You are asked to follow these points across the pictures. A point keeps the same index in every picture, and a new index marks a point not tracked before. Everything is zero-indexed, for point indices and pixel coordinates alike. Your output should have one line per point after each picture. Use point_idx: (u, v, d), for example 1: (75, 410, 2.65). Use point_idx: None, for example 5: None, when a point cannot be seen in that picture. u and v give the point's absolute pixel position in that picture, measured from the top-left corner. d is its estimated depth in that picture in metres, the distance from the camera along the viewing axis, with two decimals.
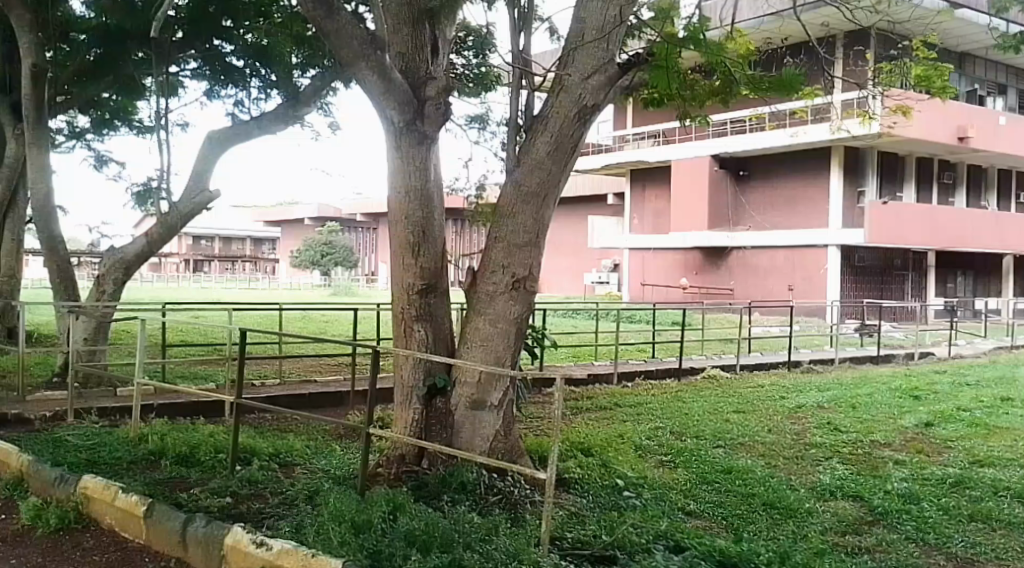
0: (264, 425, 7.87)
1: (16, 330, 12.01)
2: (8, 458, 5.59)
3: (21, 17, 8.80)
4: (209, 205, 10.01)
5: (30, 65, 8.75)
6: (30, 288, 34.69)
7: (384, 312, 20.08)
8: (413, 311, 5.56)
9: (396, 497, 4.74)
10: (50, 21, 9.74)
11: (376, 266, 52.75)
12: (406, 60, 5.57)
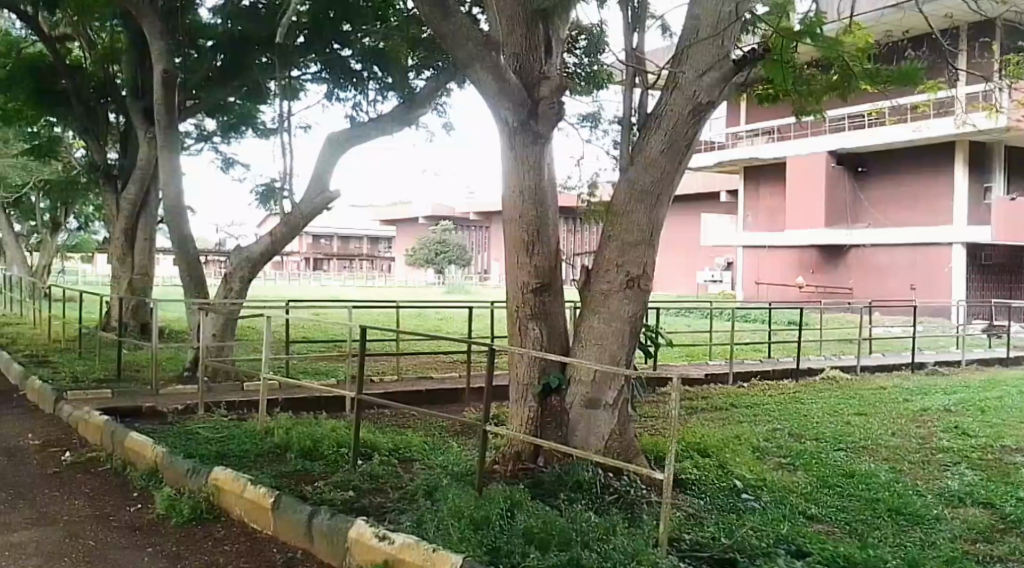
0: (383, 420, 8.08)
1: (149, 327, 12.71)
2: (144, 449, 5.93)
3: (153, 25, 9.32)
4: (329, 206, 10.34)
5: (162, 71, 9.25)
6: (164, 285, 36.96)
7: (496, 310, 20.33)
8: (527, 309, 5.57)
9: (513, 495, 4.76)
10: (180, 29, 10.30)
11: (488, 264, 53.49)
12: (521, 60, 5.58)
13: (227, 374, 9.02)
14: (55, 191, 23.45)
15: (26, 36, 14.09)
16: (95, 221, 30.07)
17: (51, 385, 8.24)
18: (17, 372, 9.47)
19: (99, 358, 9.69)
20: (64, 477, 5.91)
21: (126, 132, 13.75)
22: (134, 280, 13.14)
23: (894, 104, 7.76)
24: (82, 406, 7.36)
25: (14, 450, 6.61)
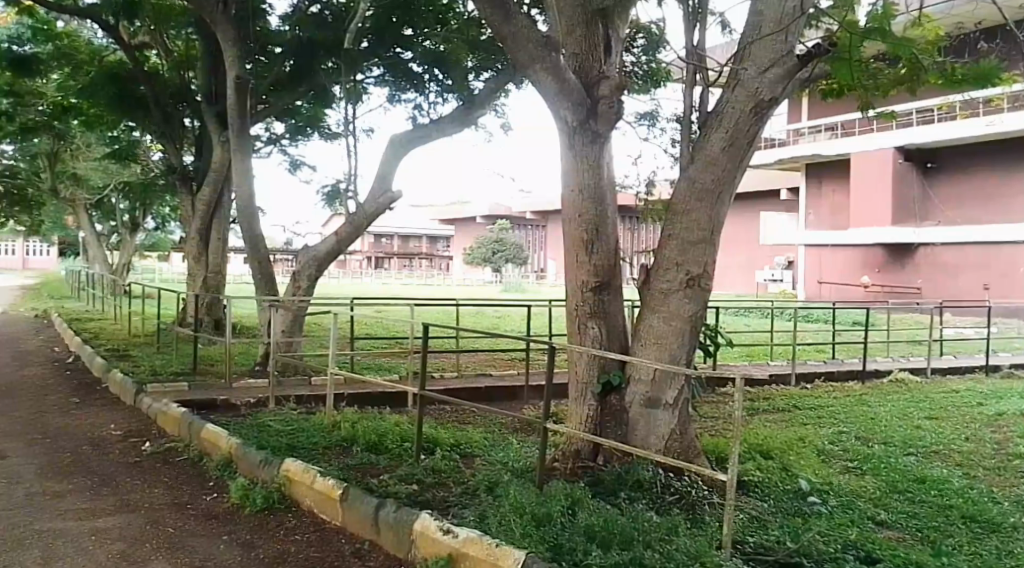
0: (444, 417, 8.24)
1: (222, 324, 13.12)
2: (219, 440, 6.17)
3: (226, 32, 9.63)
4: (392, 206, 10.53)
5: (235, 77, 9.55)
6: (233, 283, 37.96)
7: (556, 309, 20.41)
8: (587, 308, 5.62)
9: (574, 493, 4.82)
10: (252, 35, 10.62)
11: (545, 263, 53.55)
12: (580, 59, 5.62)
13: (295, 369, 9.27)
14: (132, 192, 24.32)
15: (107, 45, 14.67)
16: (170, 221, 31.03)
17: (131, 378, 8.61)
18: (99, 365, 9.90)
19: (175, 353, 10.05)
20: (144, 466, 6.18)
21: (200, 136, 14.22)
22: (208, 278, 13.56)
23: (964, 99, 7.61)
24: (161, 398, 7.68)
25: (98, 439, 6.93)
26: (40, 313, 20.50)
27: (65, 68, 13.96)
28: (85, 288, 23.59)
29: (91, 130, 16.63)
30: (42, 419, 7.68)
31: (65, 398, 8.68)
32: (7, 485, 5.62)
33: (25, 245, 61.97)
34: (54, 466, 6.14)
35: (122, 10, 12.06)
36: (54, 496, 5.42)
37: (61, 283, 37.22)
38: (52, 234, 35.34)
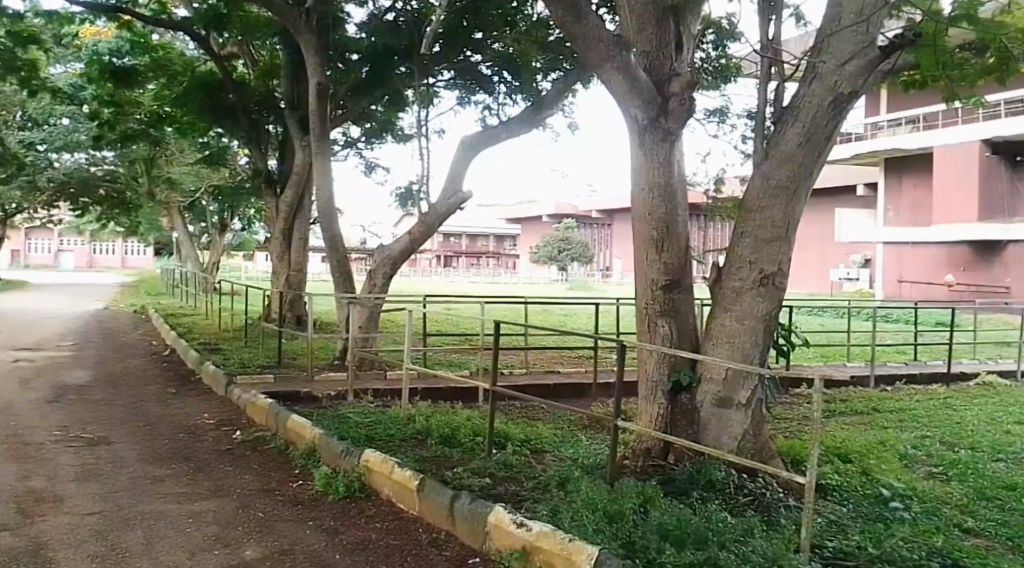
0: (514, 412, 8.39)
1: (303, 319, 13.54)
2: (303, 431, 6.42)
3: (309, 41, 9.92)
4: (463, 206, 10.71)
5: (316, 84, 9.85)
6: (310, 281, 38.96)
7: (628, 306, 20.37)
8: (657, 306, 5.65)
9: (645, 491, 4.87)
10: (333, 44, 10.95)
11: (611, 261, 53.30)
12: (650, 58, 5.66)
13: (372, 364, 9.53)
14: (221, 195, 25.22)
15: (198, 56, 15.27)
16: (254, 223, 31.97)
17: (223, 369, 9.00)
18: (192, 358, 10.36)
19: (262, 348, 10.44)
20: (235, 453, 6.48)
21: (284, 141, 14.67)
22: (290, 276, 14.03)
23: None
24: (250, 390, 8.01)
25: (193, 427, 7.29)
26: (137, 309, 21.47)
27: (162, 79, 14.59)
28: (177, 287, 24.64)
29: (184, 137, 17.36)
30: (143, 407, 8.09)
31: (162, 388, 9.13)
32: (113, 468, 5.97)
33: (124, 245, 64.44)
34: (155, 452, 6.49)
35: (214, 22, 12.77)
36: (155, 480, 5.73)
37: (152, 280, 38.81)
38: (147, 235, 36.94)
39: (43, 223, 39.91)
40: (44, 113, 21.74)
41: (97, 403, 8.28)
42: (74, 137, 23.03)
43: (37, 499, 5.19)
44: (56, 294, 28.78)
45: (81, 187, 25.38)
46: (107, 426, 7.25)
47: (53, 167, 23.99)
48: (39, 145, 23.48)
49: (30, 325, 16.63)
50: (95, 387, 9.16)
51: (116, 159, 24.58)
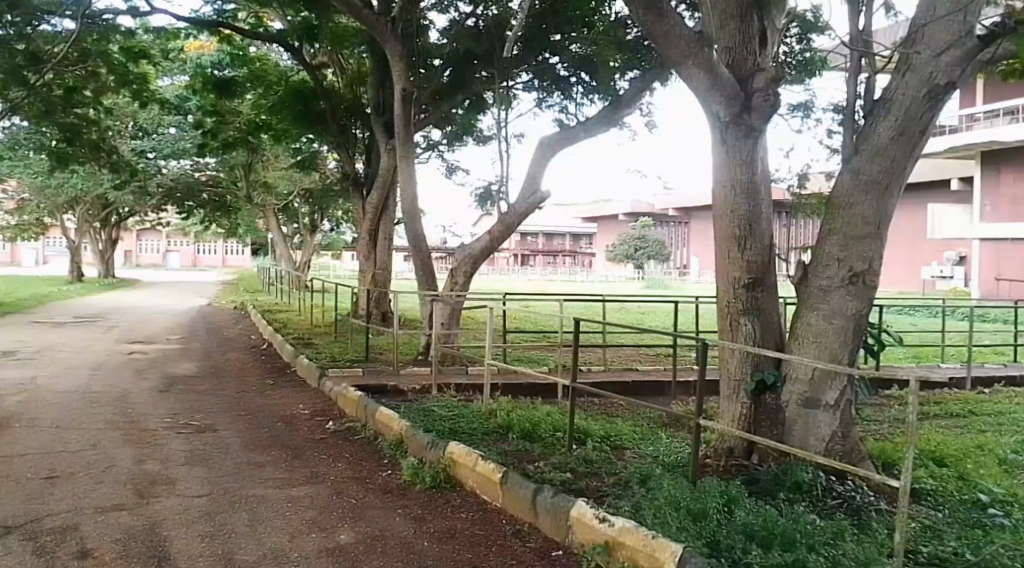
0: (595, 409, 8.42)
1: (389, 316, 13.85)
2: (393, 423, 6.59)
3: (394, 49, 10.12)
4: (541, 205, 10.75)
5: (401, 89, 10.05)
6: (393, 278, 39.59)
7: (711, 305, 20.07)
8: (739, 304, 5.54)
9: (729, 491, 4.80)
10: (416, 50, 11.19)
11: (689, 259, 52.47)
12: (734, 53, 5.54)
13: (454, 359, 9.67)
14: (312, 198, 25.95)
15: (292, 66, 15.76)
16: (341, 222, 32.71)
17: (315, 362, 9.29)
18: (288, 351, 10.72)
19: (351, 343, 10.72)
20: (327, 442, 6.68)
21: (370, 145, 14.96)
22: (377, 274, 14.36)
23: None
24: (341, 383, 8.25)
25: (289, 417, 7.55)
26: (235, 305, 22.28)
27: (259, 89, 15.18)
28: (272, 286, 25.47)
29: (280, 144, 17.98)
30: (245, 397, 8.42)
31: (261, 379, 9.49)
32: (219, 454, 6.24)
33: (225, 245, 66.57)
34: (256, 439, 6.75)
35: (305, 33, 13.10)
36: (255, 465, 5.96)
37: (246, 279, 40.12)
38: (244, 236, 38.25)
39: (152, 224, 41.60)
40: (153, 122, 22.75)
41: (204, 392, 8.66)
42: (182, 144, 23.74)
43: (151, 481, 5.47)
44: (160, 291, 30.09)
45: (187, 191, 27.22)
46: (213, 414, 7.58)
47: (162, 174, 25.43)
48: (148, 152, 23.73)
49: (140, 319, 17.47)
50: (202, 378, 9.58)
51: (217, 165, 25.55)
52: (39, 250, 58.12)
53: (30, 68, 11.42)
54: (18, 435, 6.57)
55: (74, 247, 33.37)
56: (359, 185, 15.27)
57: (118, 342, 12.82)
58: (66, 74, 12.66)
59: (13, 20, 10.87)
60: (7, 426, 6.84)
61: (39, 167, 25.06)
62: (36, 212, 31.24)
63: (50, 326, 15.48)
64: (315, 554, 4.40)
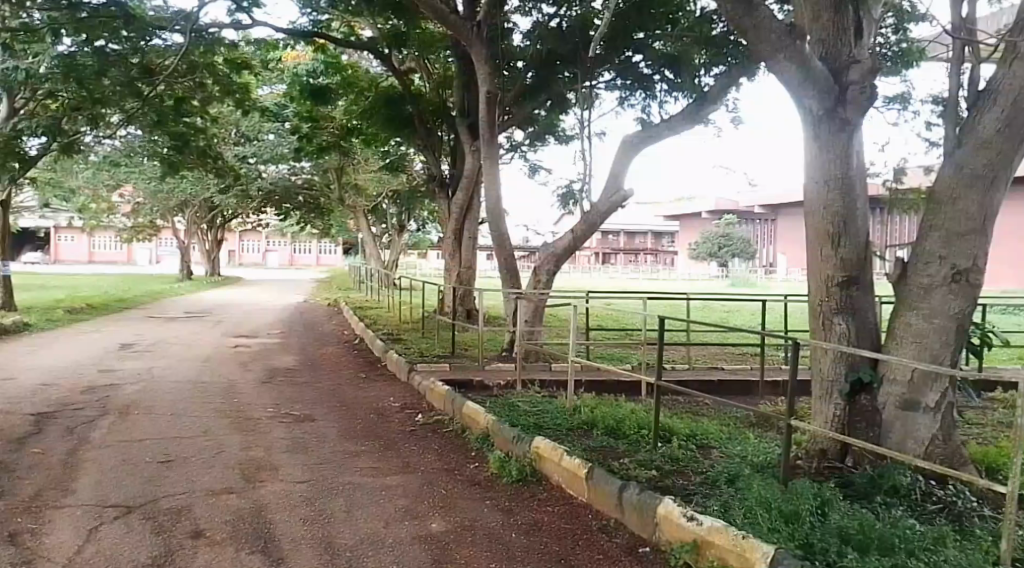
0: (680, 407, 8.37)
1: (474, 313, 14.03)
2: (479, 417, 6.70)
3: (479, 52, 10.19)
4: (624, 203, 10.67)
5: (486, 91, 10.13)
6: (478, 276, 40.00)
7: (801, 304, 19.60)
8: (833, 303, 5.37)
9: (823, 493, 4.66)
10: (500, 53, 11.28)
11: (775, 258, 51.30)
12: (827, 45, 5.38)
13: (537, 355, 9.73)
14: (400, 198, 26.45)
15: (383, 72, 16.08)
16: (427, 221, 33.21)
17: (404, 357, 9.50)
18: (379, 346, 10.98)
19: (438, 338, 10.90)
20: (416, 434, 6.82)
21: (455, 147, 15.15)
22: (462, 272, 14.57)
23: None
24: (429, 377, 8.41)
25: (380, 409, 7.73)
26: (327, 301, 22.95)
27: (351, 95, 15.58)
28: (362, 283, 26.09)
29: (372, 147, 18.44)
30: (340, 389, 8.66)
31: (354, 372, 9.76)
32: (315, 442, 6.44)
33: (319, 245, 68.27)
34: (350, 430, 6.95)
35: (394, 40, 13.33)
36: (349, 455, 6.13)
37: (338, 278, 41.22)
38: (337, 236, 39.34)
39: (252, 225, 43.15)
40: (253, 130, 23.59)
41: (302, 384, 8.96)
42: (279, 150, 23.82)
43: (256, 467, 5.70)
44: (260, 289, 31.23)
45: (284, 194, 28.06)
46: (311, 405, 7.83)
47: (262, 178, 26.34)
48: (250, 158, 24.42)
49: (242, 314, 18.18)
50: (301, 370, 9.92)
51: (313, 169, 26.28)
52: (151, 250, 61.17)
53: (142, 79, 11.93)
54: (138, 421, 6.95)
55: (183, 247, 34.92)
56: (445, 186, 15.47)
57: (223, 336, 13.38)
58: (176, 85, 13.21)
59: (128, 36, 11.25)
60: (127, 413, 7.24)
61: (151, 172, 26.38)
62: (149, 215, 32.86)
63: (162, 320, 16.31)
64: (405, 542, 4.50)
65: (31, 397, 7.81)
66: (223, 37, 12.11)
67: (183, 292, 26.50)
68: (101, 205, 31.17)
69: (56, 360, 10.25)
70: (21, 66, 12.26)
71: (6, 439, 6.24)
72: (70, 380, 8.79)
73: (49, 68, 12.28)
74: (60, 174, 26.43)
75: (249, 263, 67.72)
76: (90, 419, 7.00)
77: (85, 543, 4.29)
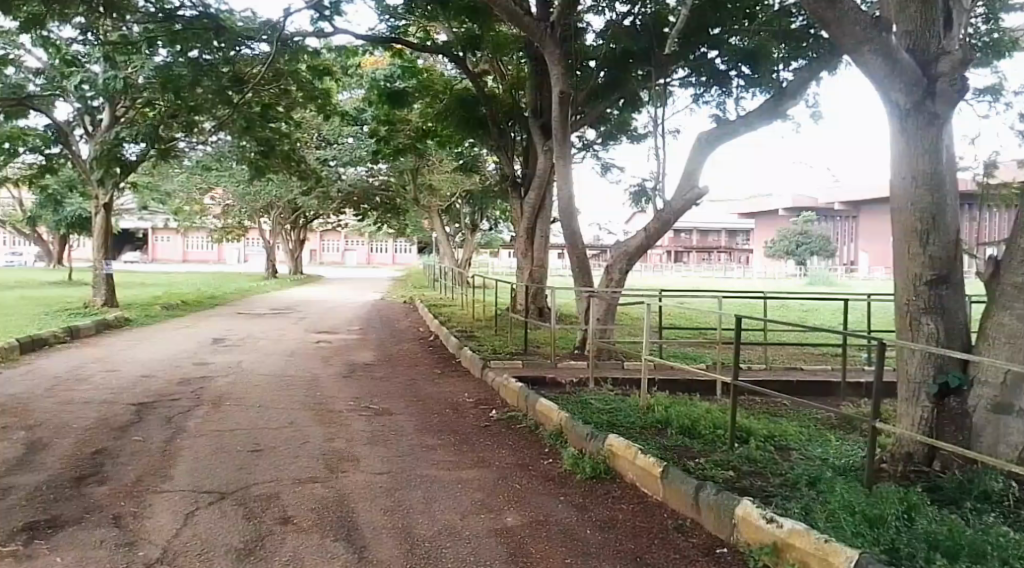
0: (756, 407, 8.29)
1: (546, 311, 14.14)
2: (553, 413, 6.78)
3: (553, 52, 10.24)
4: (699, 201, 10.58)
5: (560, 91, 10.18)
6: (552, 275, 40.12)
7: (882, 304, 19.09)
8: (920, 303, 5.22)
9: (909, 497, 4.57)
10: (573, 52, 11.33)
11: (856, 256, 49.96)
12: (915, 37, 5.25)
13: (610, 354, 9.76)
14: (474, 198, 26.75)
15: (458, 75, 16.32)
16: (501, 221, 33.48)
17: (478, 354, 9.65)
18: (453, 343, 11.17)
19: (511, 335, 11.03)
20: (492, 429, 6.93)
21: (528, 146, 15.26)
22: (534, 270, 14.70)
23: None
24: (503, 373, 8.53)
25: (456, 404, 7.88)
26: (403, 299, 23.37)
27: (426, 98, 15.86)
28: (437, 281, 26.46)
29: (447, 149, 18.71)
30: (417, 384, 8.86)
31: (430, 368, 9.96)
32: (394, 435, 6.62)
33: (396, 244, 69.61)
34: (427, 423, 7.11)
35: (469, 43, 13.48)
36: (427, 448, 6.28)
37: (414, 276, 41.93)
38: (414, 235, 40.01)
39: (332, 225, 44.22)
40: (333, 134, 24.20)
41: (381, 379, 9.20)
42: (358, 153, 24.29)
43: (339, 457, 5.90)
44: (339, 287, 32.04)
45: (362, 195, 28.68)
46: (389, 399, 8.03)
47: (342, 179, 26.93)
48: (331, 161, 25.05)
49: (323, 311, 18.69)
50: (380, 365, 10.17)
51: (389, 171, 26.81)
52: (240, 249, 63.33)
53: (234, 88, 12.34)
54: (229, 412, 7.25)
55: (269, 247, 36.02)
56: (517, 186, 15.56)
57: (307, 332, 13.81)
58: (263, 93, 13.68)
59: (219, 46, 11.62)
60: (219, 404, 7.57)
61: (238, 175, 27.32)
62: (237, 216, 34.04)
63: (250, 316, 16.90)
64: (484, 535, 4.60)
65: (132, 388, 8.24)
66: (307, 46, 12.46)
67: (269, 289, 27.39)
68: (194, 207, 32.43)
69: (153, 353, 10.75)
70: (116, 73, 13.09)
71: (111, 427, 6.60)
72: (167, 372, 9.21)
73: (147, 79, 12.86)
74: (156, 178, 27.60)
75: (329, 262, 69.20)
76: (186, 408, 7.34)
77: (183, 526, 4.54)
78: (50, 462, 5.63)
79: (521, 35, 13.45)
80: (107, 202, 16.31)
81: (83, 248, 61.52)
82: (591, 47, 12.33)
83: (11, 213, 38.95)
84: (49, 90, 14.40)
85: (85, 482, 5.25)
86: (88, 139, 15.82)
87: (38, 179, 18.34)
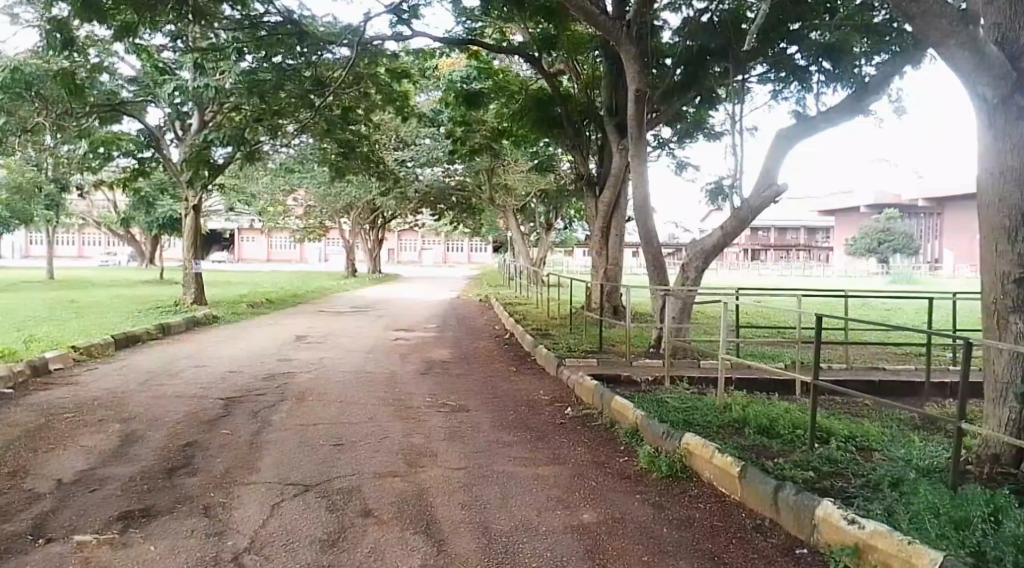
0: (834, 408, 8.15)
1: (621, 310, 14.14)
2: (629, 412, 6.81)
3: (628, 51, 10.22)
4: (777, 198, 10.41)
5: (635, 90, 10.16)
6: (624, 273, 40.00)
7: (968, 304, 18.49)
8: (1008, 302, 5.02)
9: (997, 499, 4.43)
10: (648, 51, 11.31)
11: (941, 253, 48.31)
12: (1004, 30, 5.10)
13: (685, 353, 9.71)
14: (549, 197, 26.87)
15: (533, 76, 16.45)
16: (574, 220, 33.55)
17: (554, 353, 9.73)
18: (528, 341, 11.30)
19: (586, 334, 11.08)
20: (567, 427, 7.01)
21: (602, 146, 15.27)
22: (608, 268, 14.72)
23: None
24: (579, 372, 8.59)
25: (531, 401, 7.97)
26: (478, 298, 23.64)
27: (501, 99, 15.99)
28: (511, 280, 26.65)
29: (522, 148, 18.86)
30: (493, 381, 8.99)
31: (506, 366, 10.09)
32: (471, 431, 6.75)
33: (471, 242, 70.35)
34: (503, 420, 7.22)
35: (544, 43, 13.58)
36: (503, 444, 6.39)
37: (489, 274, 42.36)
38: (489, 234, 40.38)
39: (409, 224, 45.00)
40: (411, 135, 24.63)
41: (458, 376, 9.37)
42: (435, 153, 24.67)
43: (418, 453, 6.06)
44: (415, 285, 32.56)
45: (439, 195, 29.08)
46: (466, 396, 8.18)
47: (420, 180, 27.38)
48: (408, 162, 25.50)
49: (401, 309, 19.07)
50: (457, 362, 10.36)
51: (465, 171, 27.16)
52: (321, 248, 64.88)
53: (315, 91, 12.72)
54: (312, 407, 7.51)
55: (348, 246, 36.86)
56: (592, 185, 15.55)
57: (385, 329, 14.14)
58: (343, 95, 14.05)
59: (303, 51, 11.94)
60: (303, 399, 7.84)
61: (319, 176, 28.02)
62: (318, 216, 34.95)
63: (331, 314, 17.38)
64: (561, 531, 4.68)
65: (220, 383, 8.59)
66: (385, 49, 12.77)
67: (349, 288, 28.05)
68: (277, 208, 33.40)
69: (240, 349, 11.18)
70: (211, 82, 13.56)
71: (201, 421, 6.92)
72: (253, 368, 9.57)
73: (234, 85, 13.35)
74: (242, 179, 28.54)
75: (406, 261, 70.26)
76: (271, 403, 7.64)
77: (268, 517, 4.75)
78: (145, 454, 5.95)
79: (596, 33, 13.45)
80: (195, 204, 16.94)
81: (174, 248, 64.07)
82: (667, 45, 12.25)
83: (106, 215, 40.80)
84: (142, 96, 15.12)
85: (177, 473, 5.53)
86: (179, 143, 16.50)
87: (133, 182, 19.22)
